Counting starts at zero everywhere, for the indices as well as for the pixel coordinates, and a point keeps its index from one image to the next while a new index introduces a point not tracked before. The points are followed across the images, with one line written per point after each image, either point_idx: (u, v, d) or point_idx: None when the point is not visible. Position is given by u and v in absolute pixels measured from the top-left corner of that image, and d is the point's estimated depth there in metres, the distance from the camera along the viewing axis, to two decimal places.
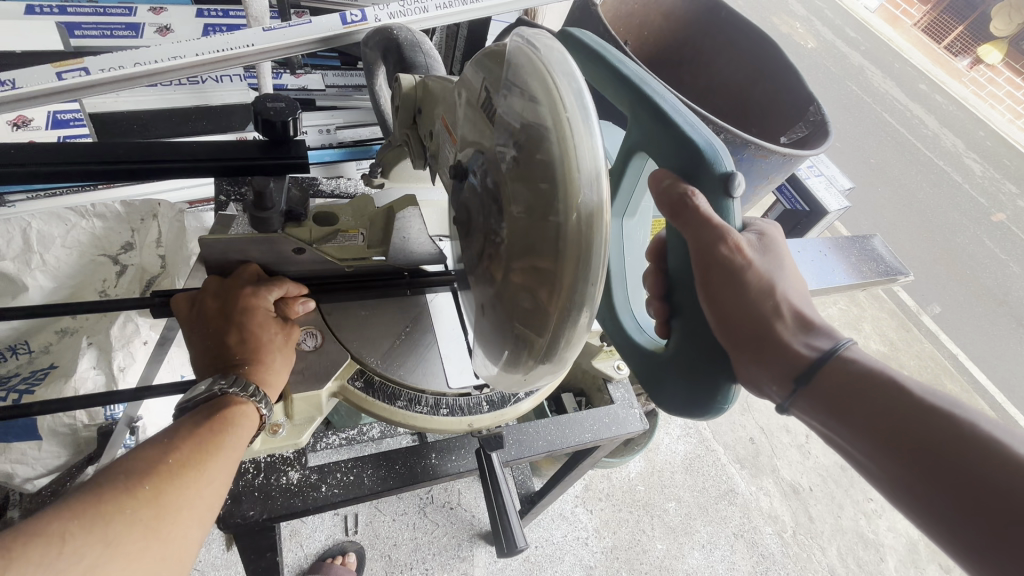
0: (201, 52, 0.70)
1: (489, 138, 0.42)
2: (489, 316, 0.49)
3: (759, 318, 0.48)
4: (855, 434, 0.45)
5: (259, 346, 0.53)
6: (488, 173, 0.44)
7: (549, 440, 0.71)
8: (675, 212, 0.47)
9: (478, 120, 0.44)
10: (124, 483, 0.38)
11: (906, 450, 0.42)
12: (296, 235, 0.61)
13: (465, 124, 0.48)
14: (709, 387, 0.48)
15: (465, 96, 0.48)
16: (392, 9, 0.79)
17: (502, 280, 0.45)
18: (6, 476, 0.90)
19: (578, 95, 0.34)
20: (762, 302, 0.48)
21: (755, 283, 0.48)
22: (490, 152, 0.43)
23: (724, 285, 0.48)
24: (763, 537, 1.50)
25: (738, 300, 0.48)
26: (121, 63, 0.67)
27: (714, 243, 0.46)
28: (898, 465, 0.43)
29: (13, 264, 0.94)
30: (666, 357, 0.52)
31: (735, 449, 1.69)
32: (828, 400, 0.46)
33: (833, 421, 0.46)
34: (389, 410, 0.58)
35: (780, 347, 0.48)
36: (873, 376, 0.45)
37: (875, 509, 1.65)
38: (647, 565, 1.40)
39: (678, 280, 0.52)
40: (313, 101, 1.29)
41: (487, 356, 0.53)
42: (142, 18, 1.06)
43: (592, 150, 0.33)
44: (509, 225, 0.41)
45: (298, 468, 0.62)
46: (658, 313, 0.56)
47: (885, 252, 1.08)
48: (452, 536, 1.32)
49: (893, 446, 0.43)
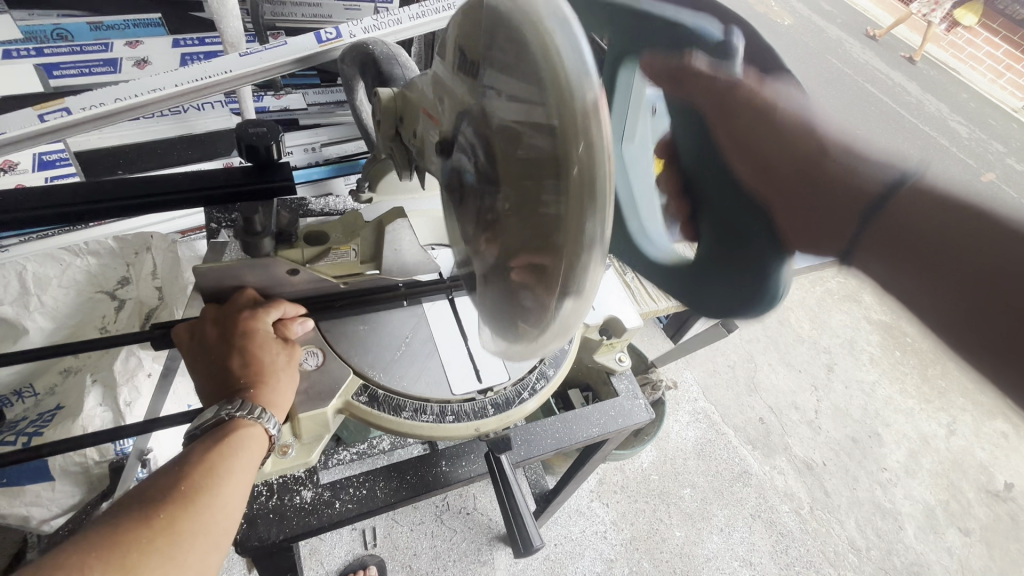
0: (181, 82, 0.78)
1: (478, 89, 0.41)
2: (506, 273, 0.47)
3: (802, 162, 0.31)
4: (925, 304, 0.23)
5: (262, 371, 0.52)
6: (481, 125, 0.42)
7: (558, 438, 0.71)
8: (676, 80, 0.41)
9: (468, 86, 0.43)
10: (139, 512, 0.40)
11: (1003, 317, 0.21)
12: (287, 257, 0.59)
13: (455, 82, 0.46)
14: (746, 283, 0.38)
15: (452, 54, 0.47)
16: (367, 24, 0.86)
17: (507, 254, 0.45)
18: (22, 519, 0.91)
19: (559, 11, 0.32)
20: (793, 143, 0.32)
21: (782, 120, 0.33)
22: (484, 109, 0.41)
23: (738, 129, 0.36)
24: (780, 515, 1.52)
25: (770, 143, 0.34)
26: (104, 101, 0.75)
27: (725, 93, 0.37)
28: (982, 345, 0.21)
29: (12, 307, 0.93)
30: (704, 257, 0.43)
31: (746, 430, 1.70)
32: (893, 245, 0.25)
33: (900, 279, 0.24)
34: (397, 424, 0.58)
35: (830, 191, 0.29)
36: (963, 206, 0.24)
37: (890, 477, 1.68)
38: (667, 554, 1.41)
39: (691, 169, 0.46)
40: (296, 120, 1.30)
41: (506, 318, 0.51)
42: (119, 52, 1.07)
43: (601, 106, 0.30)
44: (515, 169, 0.39)
45: (310, 486, 0.61)
46: (679, 213, 0.48)
47: None
48: (471, 541, 1.33)
49: (966, 315, 0.22)
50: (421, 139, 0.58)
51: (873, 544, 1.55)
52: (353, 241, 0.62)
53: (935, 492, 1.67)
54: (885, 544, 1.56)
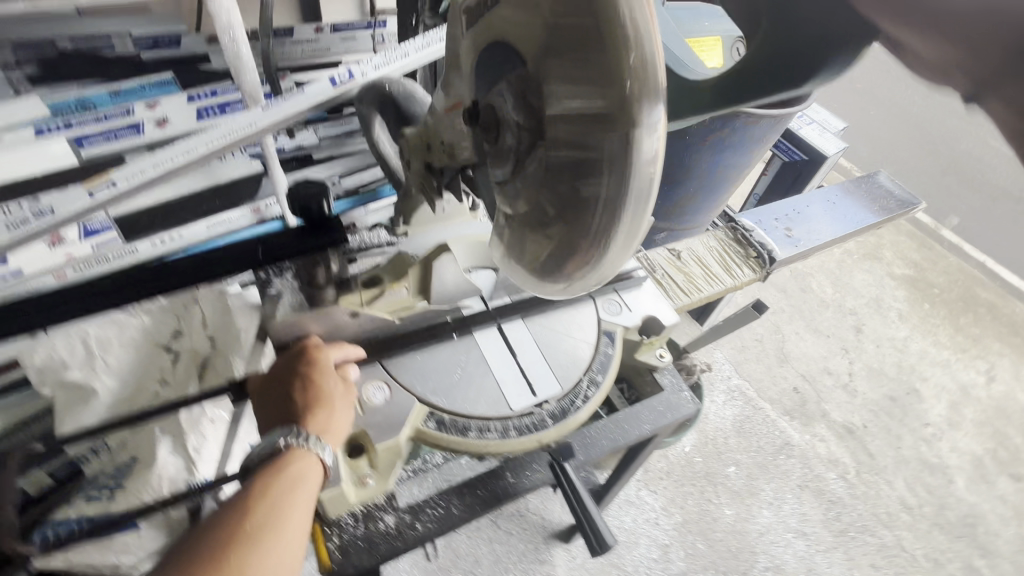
0: (211, 143, 0.83)
1: (520, 67, 0.47)
2: (539, 232, 0.53)
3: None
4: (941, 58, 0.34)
5: (319, 400, 0.56)
6: (522, 99, 0.47)
7: (612, 438, 0.73)
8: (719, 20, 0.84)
9: (512, 68, 0.48)
10: (212, 554, 0.45)
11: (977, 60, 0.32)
12: (350, 302, 0.64)
13: (487, 69, 0.52)
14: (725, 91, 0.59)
15: (484, 39, 0.52)
16: (377, 62, 0.91)
17: (527, 214, 0.54)
18: (115, 567, 0.97)
19: None
20: None
21: None
22: (527, 83, 0.47)
23: None
24: (827, 483, 1.55)
25: None
26: (144, 170, 0.83)
27: None
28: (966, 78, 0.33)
29: (80, 372, 0.96)
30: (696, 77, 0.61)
31: (782, 401, 1.71)
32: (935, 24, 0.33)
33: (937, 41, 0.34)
34: (469, 446, 0.62)
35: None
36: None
37: (934, 432, 1.69)
38: (720, 532, 1.44)
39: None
40: (310, 155, 1.33)
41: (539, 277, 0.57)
42: (140, 115, 0.99)
43: (658, 106, 0.38)
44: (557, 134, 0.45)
45: (391, 512, 0.65)
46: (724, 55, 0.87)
47: (892, 186, 1.10)
48: (528, 542, 1.37)
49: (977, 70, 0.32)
50: (452, 146, 0.61)
51: (924, 501, 1.55)
52: (404, 280, 0.67)
53: (980, 441, 1.68)
54: (937, 499, 1.56)
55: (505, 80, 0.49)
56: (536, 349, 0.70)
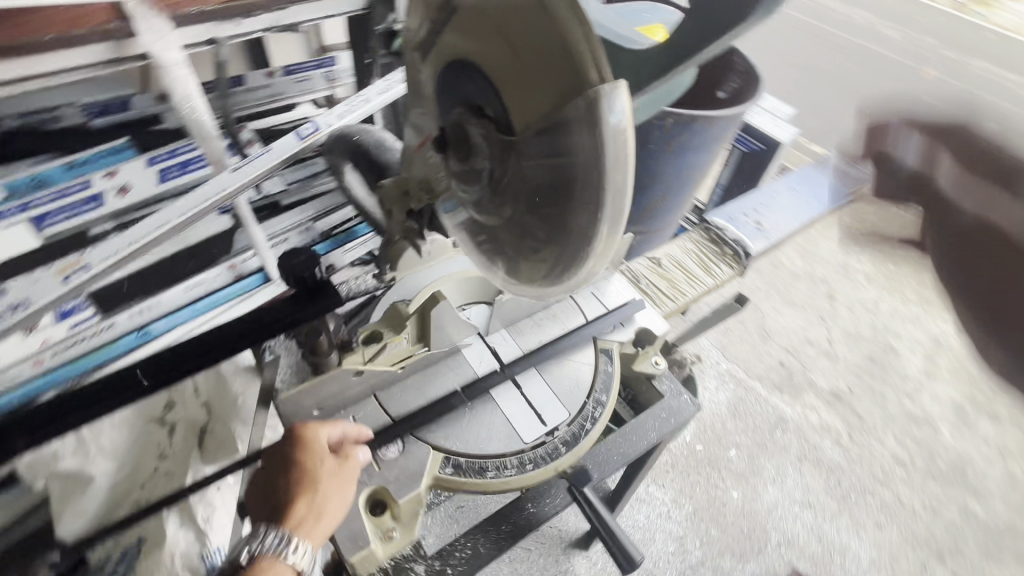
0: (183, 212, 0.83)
1: (476, 90, 0.45)
2: (522, 252, 0.51)
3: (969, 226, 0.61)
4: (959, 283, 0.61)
5: (302, 488, 0.56)
6: (486, 123, 0.45)
7: (624, 451, 0.75)
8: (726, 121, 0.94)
9: (469, 93, 0.46)
10: None
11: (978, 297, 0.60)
12: (352, 362, 0.63)
13: (446, 96, 0.50)
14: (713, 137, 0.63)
15: (440, 67, 0.50)
16: (340, 111, 0.92)
17: (514, 232, 0.50)
18: None
19: None
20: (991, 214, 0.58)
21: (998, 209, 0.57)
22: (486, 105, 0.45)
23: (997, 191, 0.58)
24: (823, 451, 1.61)
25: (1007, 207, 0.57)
26: (116, 249, 0.82)
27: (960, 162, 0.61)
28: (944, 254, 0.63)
29: (74, 459, 0.93)
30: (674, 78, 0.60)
31: (770, 377, 1.76)
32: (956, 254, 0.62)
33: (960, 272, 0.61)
34: (487, 485, 0.63)
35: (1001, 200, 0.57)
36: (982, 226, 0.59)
37: (915, 387, 1.77)
38: (731, 515, 1.48)
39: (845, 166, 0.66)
40: (278, 202, 1.32)
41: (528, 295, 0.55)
42: (100, 186, 1.02)
43: (622, 111, 0.35)
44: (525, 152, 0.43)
45: (421, 561, 0.66)
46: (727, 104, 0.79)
47: (847, 166, 1.15)
48: (548, 555, 1.38)
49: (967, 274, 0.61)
50: (428, 180, 0.61)
51: (915, 454, 1.63)
52: (404, 332, 0.66)
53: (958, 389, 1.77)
54: (925, 450, 1.63)
55: (466, 104, 0.47)
56: (538, 375, 0.72)
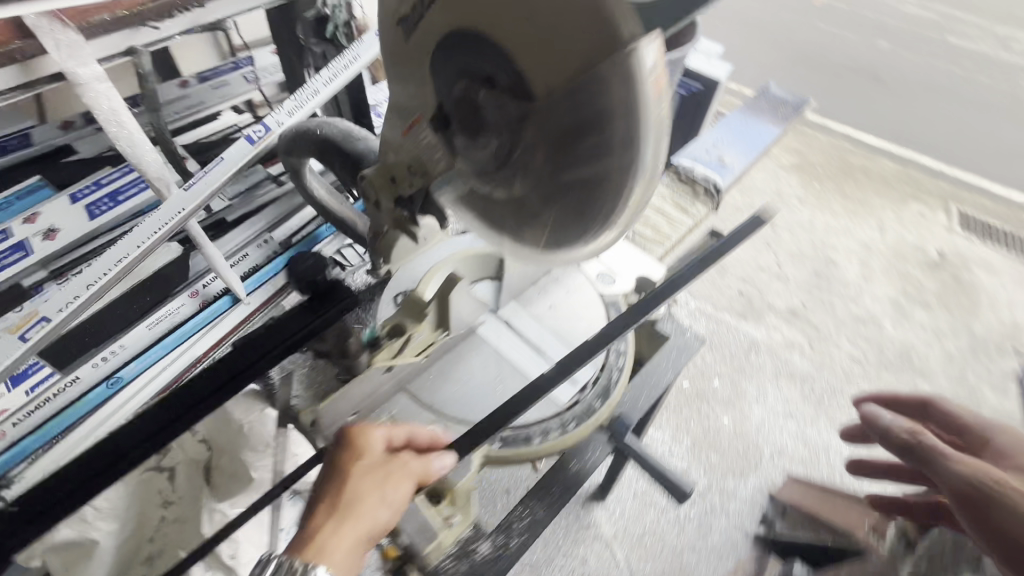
0: (143, 241, 0.79)
1: (486, 52, 0.43)
2: (534, 219, 0.50)
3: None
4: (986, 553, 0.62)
5: (367, 481, 0.54)
6: (504, 86, 0.44)
7: (648, 393, 0.77)
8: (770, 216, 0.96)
9: (476, 57, 0.44)
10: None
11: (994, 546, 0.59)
12: (382, 360, 0.63)
13: (447, 66, 0.47)
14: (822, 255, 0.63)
15: (438, 34, 0.47)
16: (289, 108, 0.87)
17: (529, 196, 0.49)
18: None
19: None
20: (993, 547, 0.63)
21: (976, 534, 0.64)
22: (500, 67, 0.43)
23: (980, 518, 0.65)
24: (794, 363, 1.74)
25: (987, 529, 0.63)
26: (76, 294, 0.76)
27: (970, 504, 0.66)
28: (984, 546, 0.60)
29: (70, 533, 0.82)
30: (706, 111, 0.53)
31: (734, 306, 1.87)
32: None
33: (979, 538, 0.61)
34: (539, 452, 0.64)
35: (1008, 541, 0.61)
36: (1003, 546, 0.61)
37: (856, 292, 1.95)
38: (725, 439, 1.58)
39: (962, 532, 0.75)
40: (224, 218, 1.23)
41: (541, 260, 0.54)
42: (22, 233, 1.00)
43: (655, 59, 0.35)
44: (549, 114, 0.42)
45: (484, 539, 0.66)
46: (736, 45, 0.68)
47: (784, 93, 1.22)
48: (570, 516, 1.45)
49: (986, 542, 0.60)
50: (420, 158, 0.57)
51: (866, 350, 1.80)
52: (426, 320, 0.66)
53: (893, 286, 1.97)
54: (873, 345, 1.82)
55: (475, 74, 0.45)
56: (557, 339, 0.73)
